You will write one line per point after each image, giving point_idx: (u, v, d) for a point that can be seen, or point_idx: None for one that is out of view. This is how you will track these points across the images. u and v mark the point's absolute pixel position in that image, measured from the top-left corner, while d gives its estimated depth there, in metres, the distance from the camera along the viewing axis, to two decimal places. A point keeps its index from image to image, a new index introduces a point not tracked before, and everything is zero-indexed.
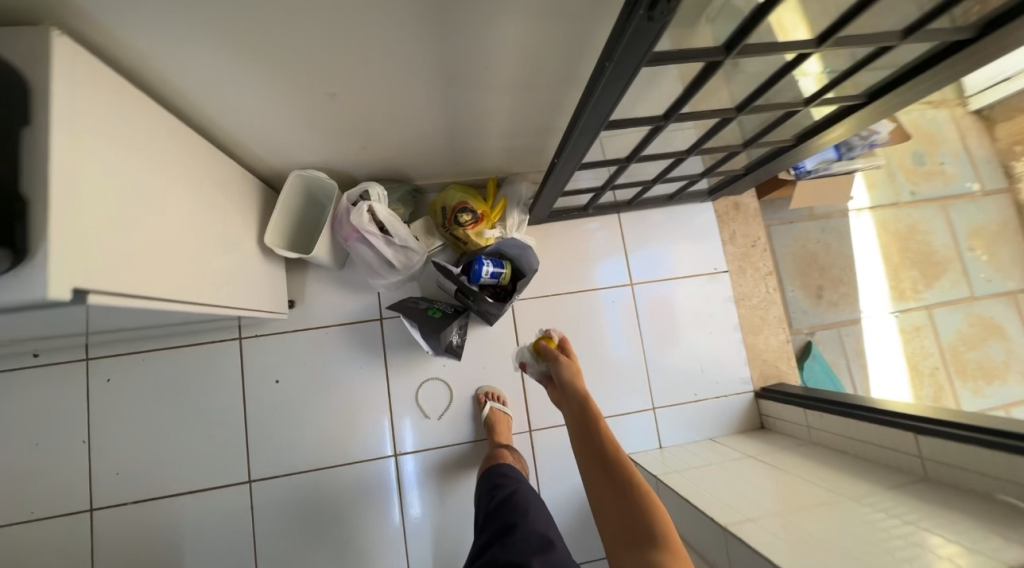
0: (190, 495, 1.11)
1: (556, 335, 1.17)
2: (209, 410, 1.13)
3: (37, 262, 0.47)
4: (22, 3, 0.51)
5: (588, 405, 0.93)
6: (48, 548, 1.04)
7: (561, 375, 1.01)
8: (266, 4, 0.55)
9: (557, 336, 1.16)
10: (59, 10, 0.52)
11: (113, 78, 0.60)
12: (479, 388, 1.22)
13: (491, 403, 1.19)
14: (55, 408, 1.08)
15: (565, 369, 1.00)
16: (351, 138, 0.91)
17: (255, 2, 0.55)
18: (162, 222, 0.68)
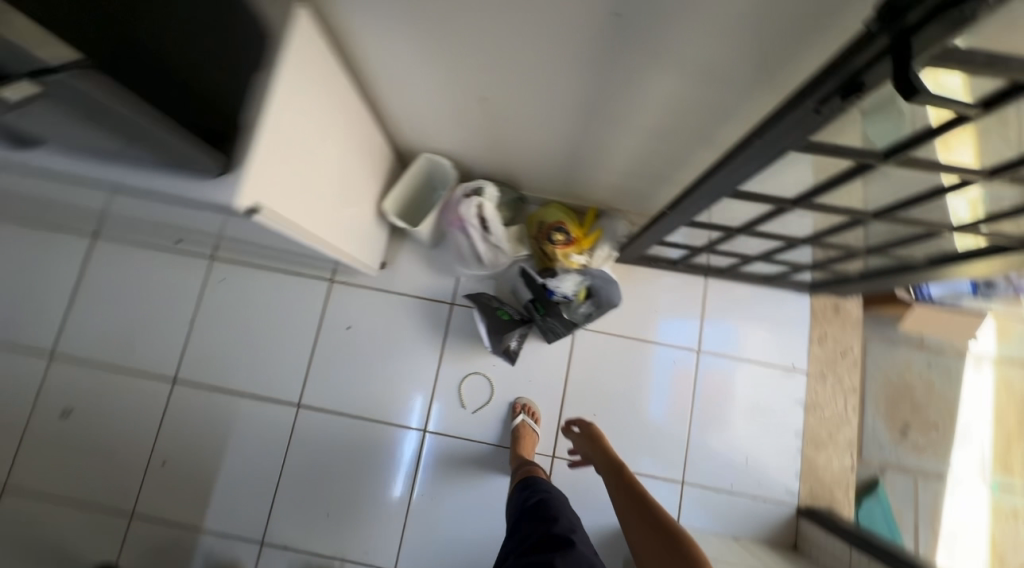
0: (247, 399, 1.25)
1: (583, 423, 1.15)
2: (286, 332, 1.27)
3: (236, 175, 0.59)
4: None
5: (598, 437, 1.05)
6: (135, 398, 1.24)
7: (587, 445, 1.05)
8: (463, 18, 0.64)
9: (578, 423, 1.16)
10: None
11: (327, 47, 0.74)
12: (518, 398, 1.25)
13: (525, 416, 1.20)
14: (178, 289, 1.29)
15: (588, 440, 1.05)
16: (484, 139, 1.00)
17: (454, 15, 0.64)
18: (323, 167, 0.80)
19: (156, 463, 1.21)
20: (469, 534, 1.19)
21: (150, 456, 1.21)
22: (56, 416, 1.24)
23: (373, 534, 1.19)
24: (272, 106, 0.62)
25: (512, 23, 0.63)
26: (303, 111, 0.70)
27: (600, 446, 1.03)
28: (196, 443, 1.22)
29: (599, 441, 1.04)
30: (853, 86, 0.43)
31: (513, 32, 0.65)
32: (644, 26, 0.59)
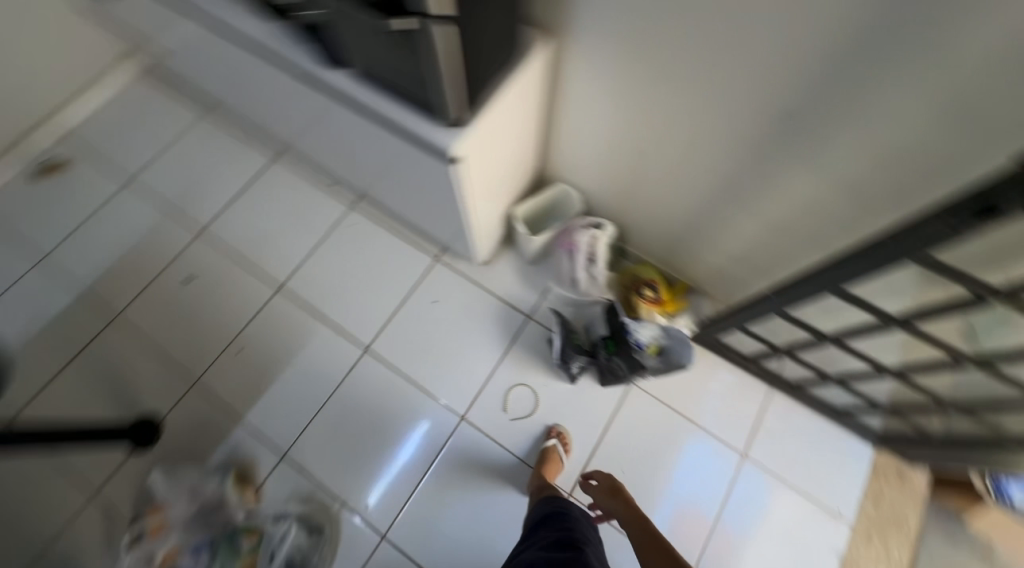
0: (326, 327, 1.38)
1: (605, 475, 1.10)
2: (381, 286, 1.43)
3: (461, 132, 0.78)
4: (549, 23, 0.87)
5: (618, 487, 1.04)
6: (243, 290, 1.43)
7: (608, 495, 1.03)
8: (664, 81, 0.83)
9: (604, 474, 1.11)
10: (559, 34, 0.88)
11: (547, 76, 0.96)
12: (556, 424, 1.28)
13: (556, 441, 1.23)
14: (315, 219, 1.51)
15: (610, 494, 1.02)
16: (620, 187, 1.16)
17: (659, 78, 0.83)
18: (503, 159, 0.99)
19: (233, 348, 1.36)
20: (464, 531, 1.20)
21: (230, 341, 1.36)
22: (181, 280, 1.45)
23: (377, 493, 1.22)
24: (505, 96, 0.82)
25: (702, 95, 0.81)
26: (515, 112, 0.90)
27: (619, 497, 1.02)
28: (271, 346, 1.36)
29: (618, 492, 1.03)
30: (987, 210, 0.53)
31: (698, 104, 0.83)
32: (810, 122, 0.75)
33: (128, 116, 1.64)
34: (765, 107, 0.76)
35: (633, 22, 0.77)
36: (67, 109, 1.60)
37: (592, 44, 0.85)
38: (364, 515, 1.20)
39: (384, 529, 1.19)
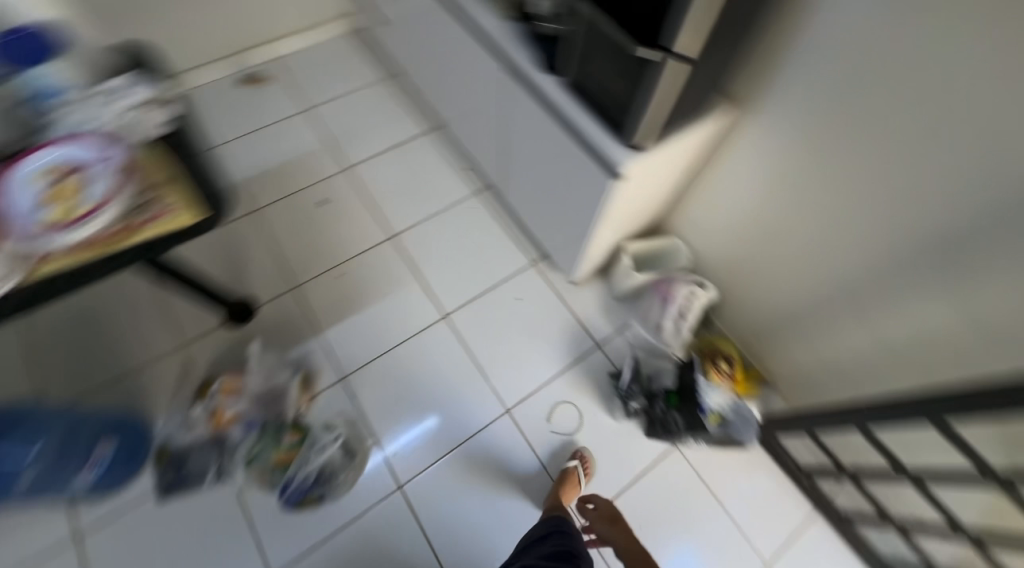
0: (415, 284, 1.49)
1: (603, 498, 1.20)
2: (476, 268, 1.53)
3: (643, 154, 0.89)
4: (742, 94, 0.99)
5: (617, 516, 1.13)
6: (360, 228, 1.58)
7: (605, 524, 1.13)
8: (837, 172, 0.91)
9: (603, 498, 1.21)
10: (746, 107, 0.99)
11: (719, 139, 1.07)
12: (579, 446, 1.29)
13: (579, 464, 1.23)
14: (440, 191, 1.66)
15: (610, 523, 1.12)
16: (737, 258, 1.22)
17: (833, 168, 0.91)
18: (648, 194, 1.08)
19: (334, 272, 1.50)
20: (471, 517, 1.22)
21: (334, 265, 1.50)
22: (313, 201, 1.63)
23: (407, 446, 1.27)
24: (687, 139, 0.93)
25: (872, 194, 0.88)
26: (681, 157, 1.00)
27: (618, 525, 1.12)
28: (366, 283, 1.49)
29: (618, 520, 1.13)
30: None
31: (864, 201, 0.90)
32: (974, 248, 0.79)
33: (324, 60, 1.90)
34: (934, 220, 0.82)
35: (831, 113, 0.87)
36: (278, 42, 1.87)
37: (778, 121, 0.96)
38: (388, 461, 1.25)
39: (401, 481, 1.23)
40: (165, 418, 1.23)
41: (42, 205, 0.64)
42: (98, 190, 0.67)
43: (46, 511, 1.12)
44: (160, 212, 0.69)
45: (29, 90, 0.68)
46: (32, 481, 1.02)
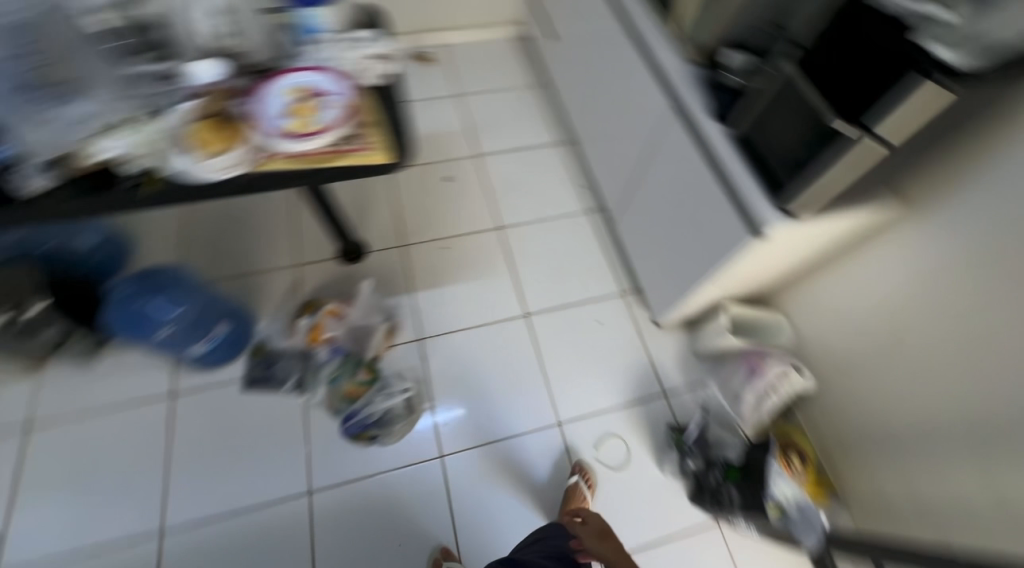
0: (506, 278, 1.55)
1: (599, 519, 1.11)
2: (566, 281, 1.56)
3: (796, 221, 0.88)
4: (914, 194, 0.94)
5: (607, 529, 1.05)
6: (471, 210, 1.66)
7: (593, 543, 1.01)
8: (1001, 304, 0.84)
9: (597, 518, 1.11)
10: (916, 207, 0.94)
11: (872, 233, 1.03)
12: (575, 459, 1.31)
13: (580, 479, 1.24)
14: (554, 199, 1.71)
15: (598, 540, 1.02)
16: (847, 355, 1.16)
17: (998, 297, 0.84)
18: (774, 263, 1.07)
19: (439, 243, 1.58)
20: (497, 510, 1.24)
21: (441, 237, 1.59)
22: (438, 176, 1.72)
23: (459, 422, 1.32)
24: (841, 219, 0.92)
25: None
26: (825, 237, 0.99)
27: (607, 541, 1.02)
28: (462, 262, 1.56)
29: (607, 534, 1.04)
30: None
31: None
32: None
33: (481, 51, 2.02)
34: None
35: (1017, 240, 0.80)
36: (449, 29, 2.00)
37: (947, 232, 0.90)
38: (438, 429, 1.30)
39: (443, 451, 1.28)
40: (267, 321, 1.38)
41: (283, 114, 0.76)
42: (326, 116, 0.78)
43: (159, 367, 1.30)
44: (360, 147, 0.80)
45: (300, 27, 0.83)
46: (164, 341, 1.16)
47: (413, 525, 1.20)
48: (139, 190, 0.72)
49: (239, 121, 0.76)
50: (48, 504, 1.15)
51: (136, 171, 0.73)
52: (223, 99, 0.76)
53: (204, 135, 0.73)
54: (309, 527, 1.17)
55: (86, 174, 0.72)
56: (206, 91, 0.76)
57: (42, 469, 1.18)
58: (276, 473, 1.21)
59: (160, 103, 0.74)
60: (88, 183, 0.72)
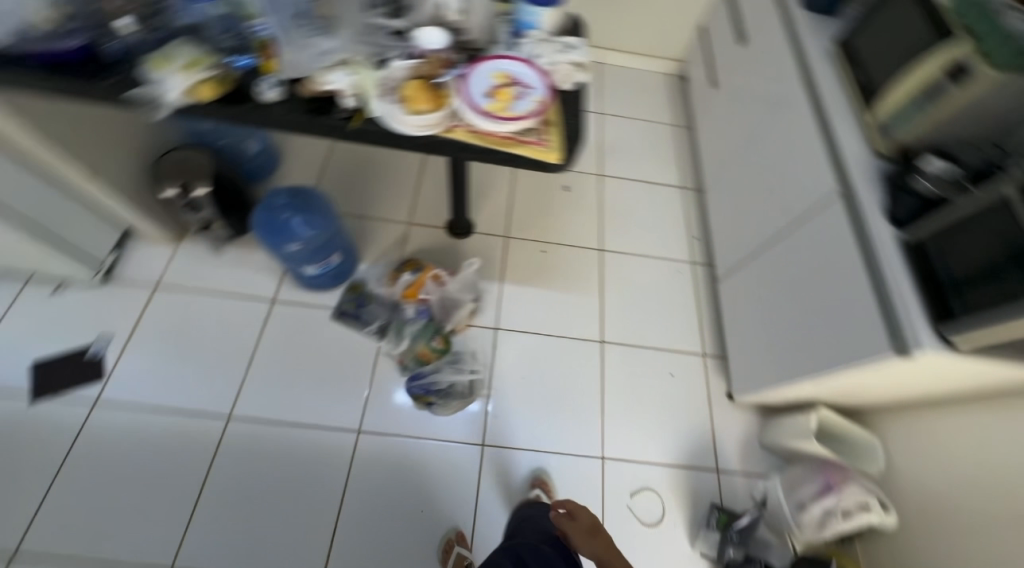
0: (593, 300, 1.55)
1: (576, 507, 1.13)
2: (651, 324, 1.54)
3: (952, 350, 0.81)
4: None
5: (596, 528, 1.08)
6: (579, 225, 1.67)
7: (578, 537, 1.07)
8: None
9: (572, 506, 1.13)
10: None
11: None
12: (534, 469, 1.29)
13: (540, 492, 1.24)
14: (662, 241, 1.69)
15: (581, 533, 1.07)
16: (945, 508, 1.04)
17: None
18: (897, 383, 0.99)
19: (541, 245, 1.61)
20: None
21: (544, 240, 1.62)
22: (558, 182, 1.76)
23: (509, 419, 1.34)
24: (995, 363, 0.83)
25: None
26: (971, 376, 0.90)
27: (596, 539, 1.06)
28: (557, 270, 1.58)
29: (596, 532, 1.08)
30: None
31: None
32: None
33: (634, 78, 2.03)
34: None
35: None
36: (611, 49, 2.02)
37: None
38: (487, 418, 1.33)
39: (485, 441, 1.30)
40: (368, 263, 1.47)
41: (486, 94, 0.81)
42: (521, 106, 0.82)
43: (269, 273, 1.43)
44: (535, 141, 0.83)
45: (518, 19, 0.89)
46: (290, 256, 1.23)
47: (438, 498, 1.23)
48: (349, 123, 0.80)
49: (444, 87, 0.82)
50: (147, 357, 1.28)
51: (352, 106, 0.81)
52: (439, 66, 0.82)
53: (414, 93, 0.80)
54: (348, 463, 1.23)
55: (312, 97, 0.81)
56: (428, 56, 0.83)
57: (153, 326, 1.32)
58: (336, 402, 1.29)
59: (388, 55, 0.82)
60: (310, 104, 0.80)
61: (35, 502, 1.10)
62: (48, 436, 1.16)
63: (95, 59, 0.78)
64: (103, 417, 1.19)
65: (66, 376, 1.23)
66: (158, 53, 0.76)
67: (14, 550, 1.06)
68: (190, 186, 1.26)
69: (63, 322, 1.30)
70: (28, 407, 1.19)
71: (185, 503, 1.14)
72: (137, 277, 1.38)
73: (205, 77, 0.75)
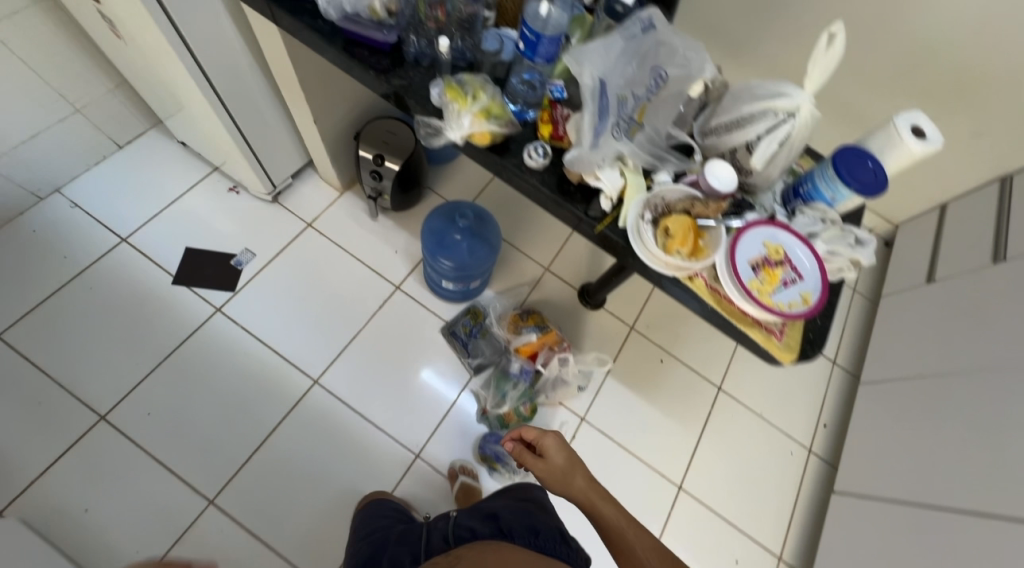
0: (690, 439, 1.41)
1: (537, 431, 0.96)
2: (738, 495, 1.38)
3: None
4: None
5: (572, 465, 0.90)
6: (708, 351, 1.53)
7: (546, 467, 0.91)
8: None
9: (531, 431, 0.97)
10: None
11: None
12: (455, 461, 1.24)
13: (462, 477, 1.20)
14: (787, 412, 1.50)
15: (553, 459, 0.91)
16: None
17: None
18: None
19: (662, 353, 1.49)
20: None
21: (666, 349, 1.50)
22: None
23: None
24: None
25: None
26: None
27: (575, 474, 0.89)
28: (666, 387, 1.46)
29: (573, 466, 0.90)
30: None
31: None
32: None
33: None
34: None
35: None
36: None
37: None
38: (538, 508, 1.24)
39: None
40: (494, 293, 1.44)
41: (753, 263, 0.70)
42: (784, 296, 0.69)
43: (406, 259, 1.43)
44: (776, 331, 0.72)
45: (808, 183, 0.78)
46: (436, 267, 1.17)
47: None
48: (596, 225, 0.74)
49: (708, 234, 0.72)
50: (275, 285, 1.33)
51: (605, 208, 0.74)
52: (716, 210, 0.72)
53: (679, 231, 0.71)
54: (396, 480, 1.20)
55: (571, 180, 0.75)
56: (709, 194, 0.72)
57: (292, 260, 1.37)
58: (411, 413, 1.27)
59: (661, 167, 0.75)
60: (565, 188, 0.75)
61: (137, 375, 1.17)
62: (173, 320, 1.24)
63: (390, 56, 0.78)
64: (221, 324, 1.26)
65: (208, 273, 1.31)
66: (456, 81, 0.73)
67: (103, 413, 1.13)
68: (383, 159, 1.27)
69: (226, 222, 1.38)
70: (169, 285, 1.27)
71: (250, 443, 1.17)
72: (299, 209, 1.44)
73: (491, 129, 0.72)
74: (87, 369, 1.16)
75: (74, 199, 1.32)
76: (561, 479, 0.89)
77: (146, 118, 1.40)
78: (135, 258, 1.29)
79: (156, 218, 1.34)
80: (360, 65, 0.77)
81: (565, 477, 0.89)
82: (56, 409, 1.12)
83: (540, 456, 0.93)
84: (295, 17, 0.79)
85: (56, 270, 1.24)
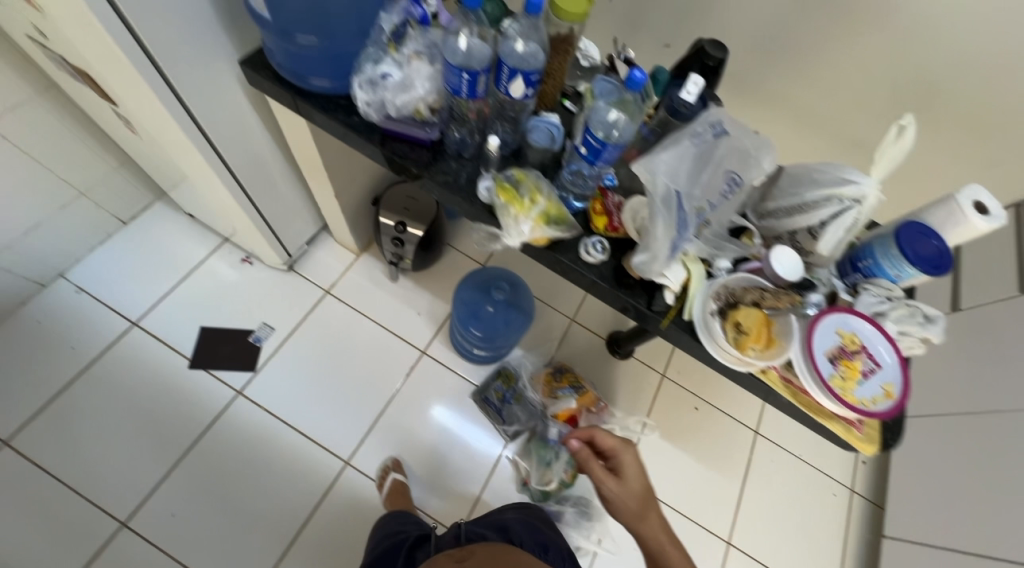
0: (732, 489, 1.38)
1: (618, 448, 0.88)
2: (787, 546, 1.34)
3: None
4: None
5: (649, 499, 0.83)
6: (742, 395, 1.50)
7: (620, 489, 0.84)
8: None
9: (613, 441, 0.88)
10: None
11: None
12: None
13: None
14: (826, 452, 1.47)
15: (627, 483, 0.84)
16: None
17: None
18: None
19: (696, 401, 1.46)
20: None
21: (699, 396, 1.46)
22: None
23: None
24: None
25: None
26: None
27: (650, 508, 0.82)
28: (703, 436, 1.42)
29: (648, 500, 0.83)
30: None
31: None
32: None
33: None
34: None
35: None
36: None
37: None
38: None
39: None
40: (522, 352, 1.39)
41: (831, 356, 0.67)
42: (866, 390, 0.67)
43: (430, 320, 1.38)
44: (857, 424, 0.69)
45: (868, 255, 0.75)
46: (465, 337, 1.13)
47: None
48: (661, 320, 0.71)
49: (780, 325, 0.69)
50: (298, 360, 1.28)
51: (670, 302, 0.71)
52: (786, 301, 0.69)
53: (754, 328, 0.67)
54: None
55: (631, 274, 0.72)
56: (777, 283, 0.69)
57: (312, 331, 1.32)
58: (449, 486, 1.22)
59: (720, 255, 0.71)
60: (625, 281, 0.72)
61: (157, 473, 1.10)
62: (193, 407, 1.18)
63: (433, 150, 0.75)
64: (244, 407, 1.20)
65: (226, 353, 1.25)
66: (508, 180, 0.70)
67: (124, 519, 1.06)
68: (405, 226, 1.23)
69: (240, 296, 1.32)
70: (187, 369, 1.21)
71: (282, 537, 1.10)
72: (316, 276, 1.39)
73: (551, 234, 0.69)
74: (103, 471, 1.09)
75: (78, 283, 1.25)
76: (631, 505, 0.82)
77: (151, 193, 1.35)
78: (148, 343, 1.22)
79: (167, 297, 1.28)
80: (401, 162, 0.74)
81: (636, 506, 0.82)
82: (74, 518, 1.04)
83: (616, 474, 0.85)
84: (330, 116, 0.75)
85: (65, 363, 1.17)
